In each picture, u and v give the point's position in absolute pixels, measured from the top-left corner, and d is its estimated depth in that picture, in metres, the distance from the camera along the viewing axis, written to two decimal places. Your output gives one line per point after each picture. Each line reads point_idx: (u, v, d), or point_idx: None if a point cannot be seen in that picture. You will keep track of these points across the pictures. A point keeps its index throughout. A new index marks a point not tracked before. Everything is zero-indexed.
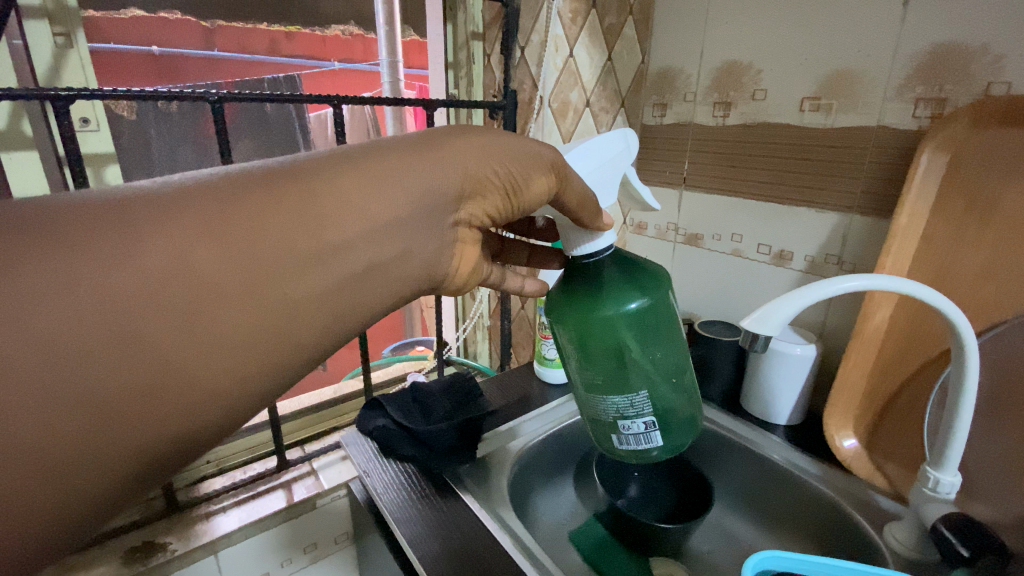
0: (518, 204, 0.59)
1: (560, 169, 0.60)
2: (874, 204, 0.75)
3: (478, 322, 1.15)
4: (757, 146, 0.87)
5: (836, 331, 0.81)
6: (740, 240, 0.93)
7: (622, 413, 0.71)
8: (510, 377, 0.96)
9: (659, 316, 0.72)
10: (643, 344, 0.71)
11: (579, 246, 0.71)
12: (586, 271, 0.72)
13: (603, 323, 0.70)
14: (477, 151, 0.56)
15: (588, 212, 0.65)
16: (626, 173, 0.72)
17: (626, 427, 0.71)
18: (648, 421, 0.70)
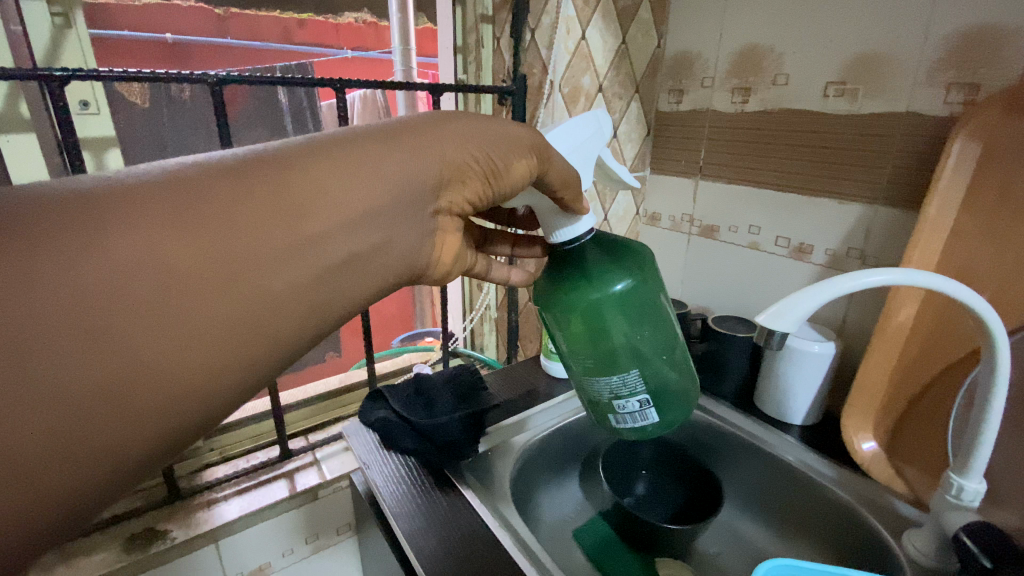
0: (497, 189, 0.55)
1: (542, 151, 0.55)
2: (893, 196, 0.70)
3: (485, 314, 1.13)
4: (762, 135, 0.83)
5: (857, 328, 0.77)
6: (758, 232, 0.87)
7: (617, 393, 0.67)
8: (517, 370, 0.94)
9: (639, 299, 0.69)
10: (631, 324, 0.69)
11: (557, 232, 0.65)
12: (572, 262, 0.68)
13: (594, 304, 0.67)
14: (452, 132, 0.51)
15: (572, 192, 0.58)
16: (601, 155, 0.64)
17: (622, 406, 0.67)
18: (642, 400, 0.66)
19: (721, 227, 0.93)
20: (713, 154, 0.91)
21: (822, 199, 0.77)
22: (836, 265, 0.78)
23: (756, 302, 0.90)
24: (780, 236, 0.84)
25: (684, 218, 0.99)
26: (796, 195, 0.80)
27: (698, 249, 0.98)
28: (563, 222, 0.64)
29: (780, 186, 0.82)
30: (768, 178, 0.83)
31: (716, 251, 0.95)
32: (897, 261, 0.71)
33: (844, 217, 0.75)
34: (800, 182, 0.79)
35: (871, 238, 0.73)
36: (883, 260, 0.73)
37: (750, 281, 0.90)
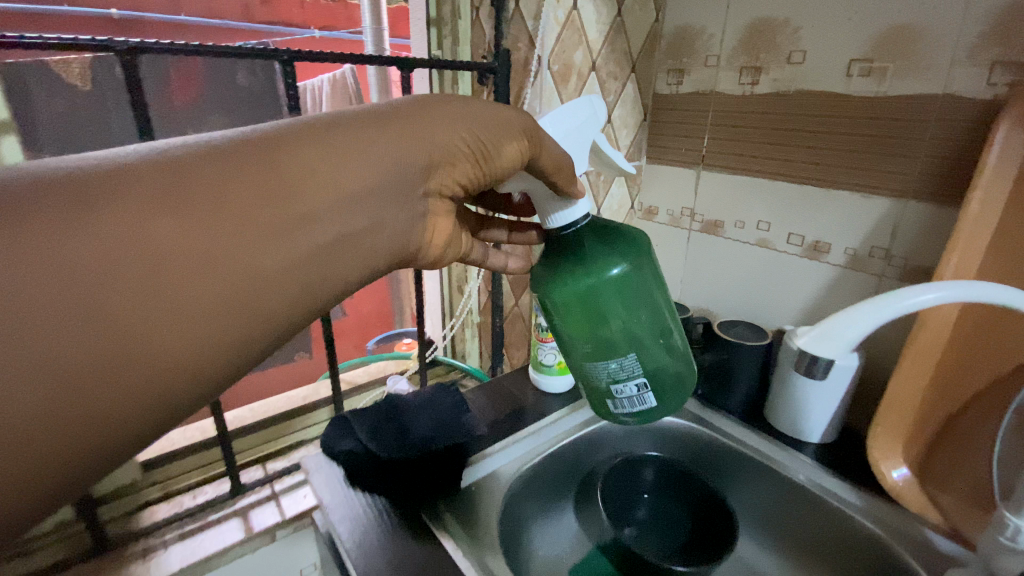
0: (487, 174, 0.51)
1: (533, 134, 0.50)
2: (925, 189, 0.62)
3: (467, 319, 1.02)
4: (774, 120, 0.74)
5: (878, 336, 0.70)
6: (768, 228, 0.78)
7: (614, 375, 0.58)
8: (502, 385, 0.84)
9: (638, 279, 0.59)
10: (628, 305, 0.59)
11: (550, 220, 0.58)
12: (565, 245, 0.57)
13: (591, 290, 0.57)
14: (440, 114, 0.48)
15: (565, 177, 0.52)
16: (599, 140, 0.56)
17: (618, 390, 0.58)
18: (642, 387, 0.58)
19: (725, 222, 0.84)
20: (718, 141, 0.82)
21: (843, 192, 0.69)
22: (856, 265, 0.70)
23: (765, 305, 0.82)
24: (793, 232, 0.76)
25: (683, 212, 0.90)
26: (812, 187, 0.72)
27: (699, 246, 0.90)
28: (553, 206, 0.56)
29: (794, 178, 0.73)
30: (779, 168, 0.75)
31: (720, 249, 0.86)
32: (929, 262, 0.63)
33: (866, 213, 0.67)
34: (816, 173, 0.71)
35: (899, 237, 0.65)
36: (912, 261, 0.65)
37: (758, 282, 0.82)
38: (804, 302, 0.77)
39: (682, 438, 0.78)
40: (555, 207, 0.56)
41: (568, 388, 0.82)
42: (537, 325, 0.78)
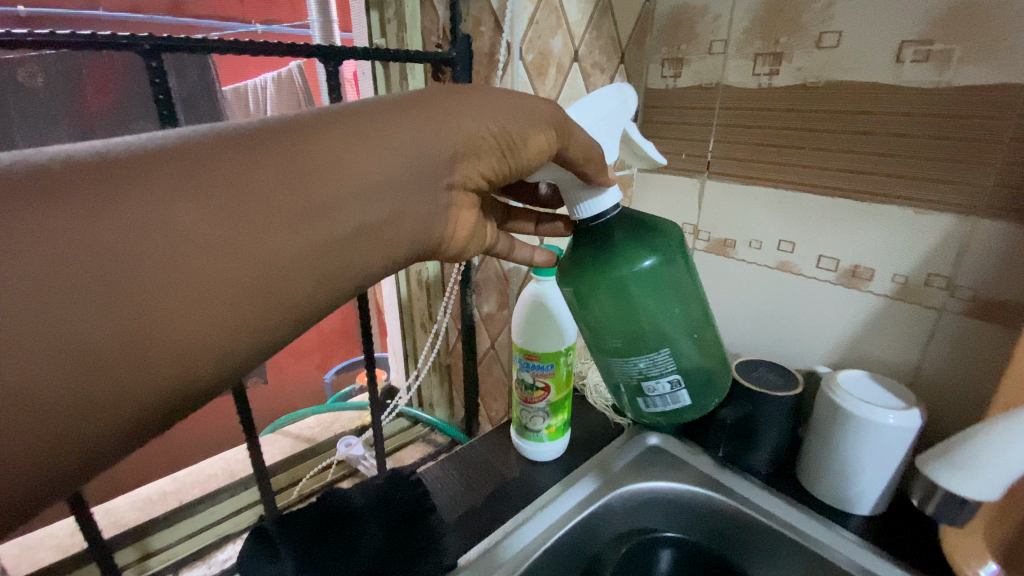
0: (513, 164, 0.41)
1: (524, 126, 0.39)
2: (1004, 204, 0.49)
3: (434, 362, 0.86)
4: (798, 118, 0.60)
5: (937, 383, 0.56)
6: (792, 249, 0.65)
7: (643, 371, 0.48)
8: (477, 451, 0.68)
9: (678, 274, 0.49)
10: (658, 290, 0.48)
11: (575, 215, 0.48)
12: (591, 235, 0.48)
13: (619, 283, 0.47)
14: None
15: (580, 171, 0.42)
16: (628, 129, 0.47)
17: (648, 388, 0.48)
18: (674, 384, 0.47)
19: (737, 241, 0.70)
20: (727, 146, 0.68)
21: (889, 206, 0.56)
22: (907, 296, 0.56)
23: (789, 340, 0.69)
24: (823, 255, 0.62)
25: (685, 229, 0.76)
26: (849, 200, 0.58)
27: (706, 269, 0.75)
28: (578, 198, 0.46)
29: (825, 188, 0.60)
30: (806, 177, 0.61)
31: (731, 272, 0.72)
32: (1008, 295, 0.50)
33: (921, 232, 0.54)
34: (854, 182, 0.57)
35: (965, 263, 0.52)
36: (980, 292, 0.52)
37: (781, 312, 0.68)
38: (839, 338, 0.63)
39: (701, 511, 0.64)
40: (580, 198, 0.46)
41: (558, 454, 0.67)
42: (521, 382, 0.62)
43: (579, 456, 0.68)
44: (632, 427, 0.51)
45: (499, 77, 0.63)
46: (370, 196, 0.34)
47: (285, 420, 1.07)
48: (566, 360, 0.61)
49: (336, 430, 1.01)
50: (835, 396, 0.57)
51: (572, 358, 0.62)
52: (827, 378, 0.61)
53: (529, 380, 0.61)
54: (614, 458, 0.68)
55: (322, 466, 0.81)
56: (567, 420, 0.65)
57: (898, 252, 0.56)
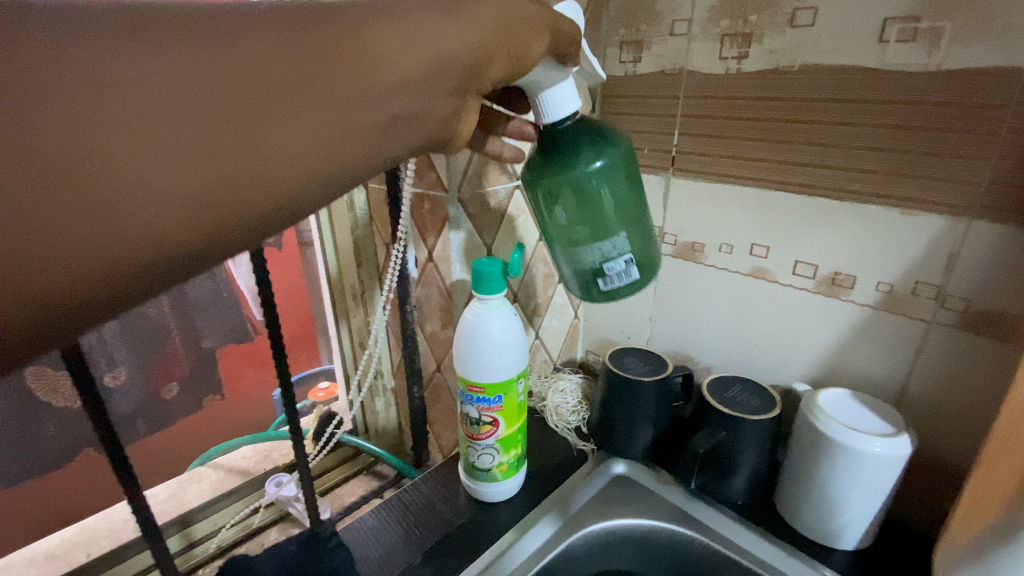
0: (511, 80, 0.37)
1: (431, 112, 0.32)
2: (1001, 204, 0.43)
3: (377, 384, 0.76)
4: (769, 108, 0.53)
5: (927, 403, 0.50)
6: (766, 254, 0.58)
7: (602, 253, 0.46)
8: (420, 492, 0.60)
9: (633, 171, 0.47)
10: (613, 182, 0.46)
11: (538, 121, 0.46)
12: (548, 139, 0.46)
13: (576, 184, 0.45)
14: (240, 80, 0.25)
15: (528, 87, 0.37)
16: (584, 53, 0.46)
17: (609, 271, 0.47)
18: (626, 265, 0.46)
19: (706, 245, 0.63)
20: (693, 140, 0.61)
21: (873, 207, 0.49)
22: (893, 307, 0.50)
23: (764, 354, 0.62)
24: (800, 260, 0.56)
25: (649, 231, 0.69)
26: (828, 199, 0.52)
27: (673, 277, 0.68)
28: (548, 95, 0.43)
29: (801, 186, 0.53)
30: (780, 173, 0.55)
31: (699, 279, 0.65)
32: (1006, 306, 0.44)
33: (907, 236, 0.48)
34: (833, 179, 0.51)
35: (958, 270, 0.46)
36: (974, 302, 0.46)
37: (756, 323, 0.61)
38: (820, 353, 0.57)
39: (672, 550, 0.57)
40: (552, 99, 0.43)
41: (513, 492, 0.59)
42: (465, 418, 0.54)
43: (536, 491, 0.60)
44: (586, 311, 0.49)
45: None
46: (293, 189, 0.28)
47: (218, 451, 0.98)
48: (515, 388, 0.53)
49: (275, 461, 0.91)
50: (816, 420, 0.51)
51: (524, 386, 0.54)
52: (806, 398, 0.54)
53: (475, 415, 0.53)
54: (575, 492, 0.60)
55: (246, 512, 0.72)
56: (521, 454, 0.58)
57: (883, 257, 0.50)
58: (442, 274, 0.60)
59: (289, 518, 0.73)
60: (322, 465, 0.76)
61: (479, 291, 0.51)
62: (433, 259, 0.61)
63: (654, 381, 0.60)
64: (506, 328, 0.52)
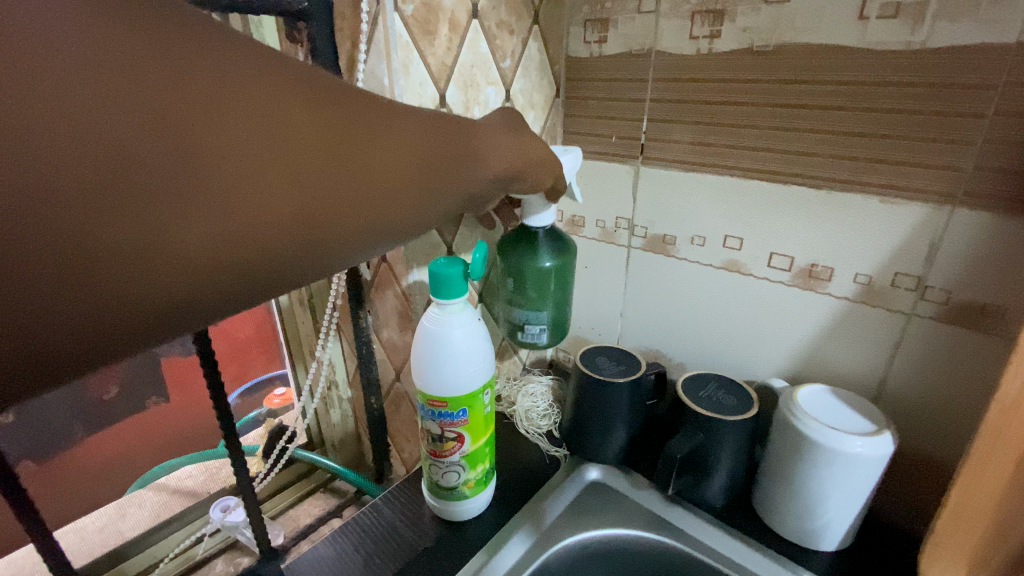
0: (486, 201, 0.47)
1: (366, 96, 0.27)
2: (986, 190, 0.41)
3: (330, 395, 0.70)
4: (743, 91, 0.50)
5: (905, 397, 0.49)
6: (739, 245, 0.55)
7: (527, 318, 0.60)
8: (380, 514, 0.55)
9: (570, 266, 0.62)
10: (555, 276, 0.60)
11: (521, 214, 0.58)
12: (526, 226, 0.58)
13: (528, 269, 0.59)
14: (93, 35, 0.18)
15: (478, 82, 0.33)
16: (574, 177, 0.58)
17: (527, 332, 0.60)
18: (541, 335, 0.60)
19: (677, 238, 0.60)
20: (663, 126, 0.57)
21: (852, 194, 0.47)
22: (872, 299, 0.48)
23: (738, 350, 0.60)
24: (776, 252, 0.53)
25: (619, 223, 0.65)
26: (807, 188, 0.49)
27: (644, 270, 0.65)
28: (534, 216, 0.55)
29: (777, 173, 0.50)
30: (754, 159, 0.51)
31: (670, 272, 0.62)
32: (989, 297, 0.43)
33: (888, 226, 0.46)
34: (810, 164, 0.48)
35: (939, 260, 0.44)
36: (956, 293, 0.44)
37: (729, 318, 0.59)
38: (797, 348, 0.55)
39: (649, 560, 0.54)
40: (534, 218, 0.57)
41: (482, 508, 0.55)
42: (427, 434, 0.50)
43: (507, 504, 0.57)
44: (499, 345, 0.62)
45: (364, 48, 0.46)
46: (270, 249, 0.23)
47: (159, 472, 0.90)
48: (481, 400, 0.49)
49: (223, 479, 0.84)
50: (796, 420, 0.48)
51: (491, 397, 0.50)
52: (784, 395, 0.52)
53: (438, 430, 0.48)
54: (547, 504, 0.56)
55: (189, 542, 0.65)
56: (490, 468, 0.53)
57: (861, 246, 0.48)
58: (397, 276, 0.55)
59: (239, 545, 0.67)
60: (274, 485, 0.70)
61: (438, 296, 0.46)
62: (386, 260, 0.55)
63: (628, 383, 0.56)
64: (469, 336, 0.47)
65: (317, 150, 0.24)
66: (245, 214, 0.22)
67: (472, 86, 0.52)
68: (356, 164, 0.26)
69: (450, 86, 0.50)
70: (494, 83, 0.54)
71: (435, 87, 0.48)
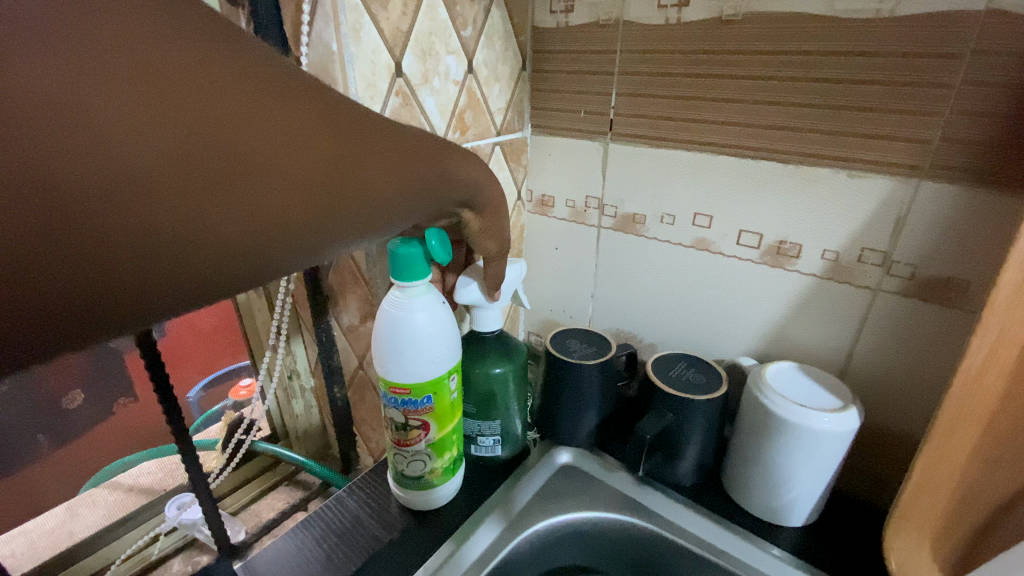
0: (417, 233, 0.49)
1: (303, 72, 0.25)
2: (952, 162, 0.40)
3: (292, 385, 0.67)
4: (712, 62, 0.49)
5: (869, 372, 0.49)
6: (708, 223, 0.54)
7: (478, 429, 0.57)
8: (344, 507, 0.53)
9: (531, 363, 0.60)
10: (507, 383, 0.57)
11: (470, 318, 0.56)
12: (476, 337, 0.56)
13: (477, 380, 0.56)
14: None
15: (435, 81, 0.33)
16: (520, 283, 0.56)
17: (479, 442, 0.57)
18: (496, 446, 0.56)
19: (647, 217, 0.59)
20: (632, 100, 0.55)
21: (820, 168, 0.46)
22: (838, 275, 0.48)
23: (707, 331, 0.59)
24: (744, 230, 0.52)
25: (589, 203, 0.63)
26: (776, 163, 0.48)
27: (614, 252, 0.63)
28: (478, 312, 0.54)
29: (745, 147, 0.49)
30: (723, 134, 0.50)
31: (640, 252, 0.61)
32: (952, 271, 0.42)
33: (855, 200, 0.45)
34: (780, 138, 0.47)
35: (905, 234, 0.44)
36: (920, 268, 0.44)
37: (699, 299, 0.58)
38: (766, 327, 0.54)
39: (620, 540, 0.54)
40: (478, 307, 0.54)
41: (450, 497, 0.53)
42: (390, 423, 0.48)
43: (476, 491, 0.55)
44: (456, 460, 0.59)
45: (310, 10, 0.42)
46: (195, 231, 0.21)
47: (113, 469, 0.86)
48: (446, 386, 0.47)
49: (182, 475, 0.80)
50: (763, 397, 0.48)
51: (456, 382, 0.48)
52: (752, 373, 0.51)
53: (401, 418, 0.46)
54: (517, 488, 0.55)
55: (143, 541, 0.62)
56: (457, 455, 0.52)
57: (829, 223, 0.47)
58: (356, 260, 0.52)
59: (198, 542, 0.64)
60: (234, 480, 0.68)
61: (397, 278, 0.44)
62: None
63: (598, 366, 0.55)
64: (431, 320, 0.45)
65: (246, 110, 0.22)
66: (151, 175, 0.19)
67: (431, 55, 0.49)
68: (283, 126, 0.23)
69: (407, 55, 0.47)
70: (455, 52, 0.51)
71: (389, 55, 0.45)
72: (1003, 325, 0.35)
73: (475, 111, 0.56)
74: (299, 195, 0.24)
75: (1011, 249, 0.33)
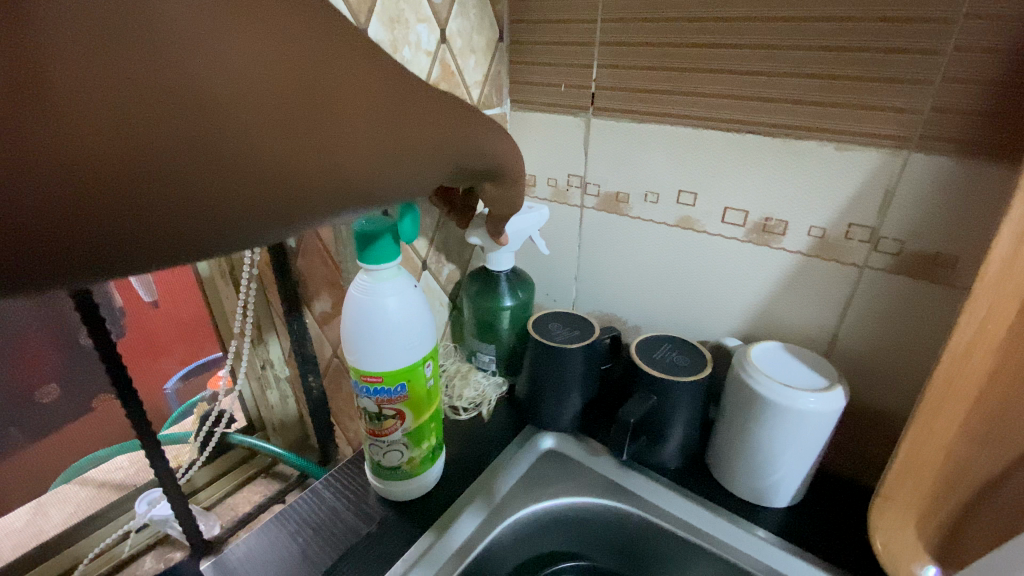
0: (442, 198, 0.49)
1: None
2: (943, 134, 0.39)
3: (266, 375, 0.64)
4: (697, 30, 0.46)
5: (855, 351, 0.49)
6: (693, 199, 0.53)
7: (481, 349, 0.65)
8: (320, 498, 0.51)
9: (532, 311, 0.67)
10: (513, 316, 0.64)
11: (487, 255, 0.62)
12: (489, 274, 0.62)
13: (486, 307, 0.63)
14: None
15: None
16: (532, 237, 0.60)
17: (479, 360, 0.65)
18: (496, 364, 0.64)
19: (630, 195, 0.57)
20: (615, 73, 0.53)
21: (808, 142, 0.44)
22: (825, 252, 0.47)
23: (691, 313, 0.58)
24: (730, 207, 0.51)
25: (571, 181, 0.61)
26: (761, 136, 0.47)
27: (598, 232, 0.61)
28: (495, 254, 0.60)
29: (731, 120, 0.47)
30: (708, 106, 0.48)
31: (623, 232, 0.59)
32: (939, 246, 0.41)
33: (844, 174, 0.44)
34: (765, 110, 0.45)
35: (893, 208, 0.42)
36: (907, 243, 0.43)
37: (682, 279, 0.57)
38: (751, 306, 0.53)
39: (605, 524, 0.53)
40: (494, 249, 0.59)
41: (429, 485, 0.52)
42: (364, 413, 0.46)
43: (457, 480, 0.54)
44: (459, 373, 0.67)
45: None
46: (186, 141, 0.17)
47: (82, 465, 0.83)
48: (421, 373, 0.45)
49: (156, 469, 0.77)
50: (749, 377, 0.47)
51: (433, 369, 0.47)
52: (738, 354, 0.50)
53: (375, 407, 0.45)
54: (499, 476, 0.54)
55: (112, 539, 0.60)
56: (436, 444, 0.50)
57: (816, 197, 0.46)
58: (325, 242, 0.50)
59: (171, 539, 0.62)
60: (209, 473, 0.65)
61: (365, 261, 0.41)
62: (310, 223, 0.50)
63: (581, 348, 0.54)
64: (405, 304, 0.43)
65: None
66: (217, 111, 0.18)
67: (400, 23, 0.46)
68: None
69: (373, 20, 0.44)
70: (425, 19, 0.49)
71: (355, 22, 0.42)
72: (991, 302, 0.34)
73: (449, 84, 0.53)
74: (296, 153, 0.20)
75: (1005, 221, 0.32)
